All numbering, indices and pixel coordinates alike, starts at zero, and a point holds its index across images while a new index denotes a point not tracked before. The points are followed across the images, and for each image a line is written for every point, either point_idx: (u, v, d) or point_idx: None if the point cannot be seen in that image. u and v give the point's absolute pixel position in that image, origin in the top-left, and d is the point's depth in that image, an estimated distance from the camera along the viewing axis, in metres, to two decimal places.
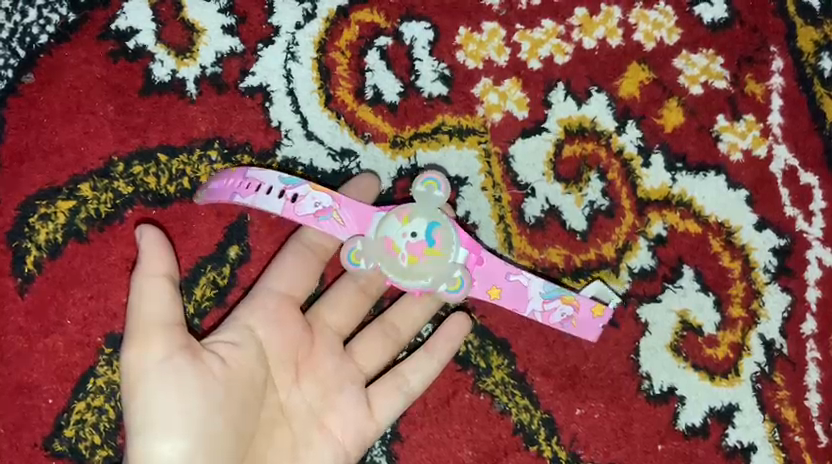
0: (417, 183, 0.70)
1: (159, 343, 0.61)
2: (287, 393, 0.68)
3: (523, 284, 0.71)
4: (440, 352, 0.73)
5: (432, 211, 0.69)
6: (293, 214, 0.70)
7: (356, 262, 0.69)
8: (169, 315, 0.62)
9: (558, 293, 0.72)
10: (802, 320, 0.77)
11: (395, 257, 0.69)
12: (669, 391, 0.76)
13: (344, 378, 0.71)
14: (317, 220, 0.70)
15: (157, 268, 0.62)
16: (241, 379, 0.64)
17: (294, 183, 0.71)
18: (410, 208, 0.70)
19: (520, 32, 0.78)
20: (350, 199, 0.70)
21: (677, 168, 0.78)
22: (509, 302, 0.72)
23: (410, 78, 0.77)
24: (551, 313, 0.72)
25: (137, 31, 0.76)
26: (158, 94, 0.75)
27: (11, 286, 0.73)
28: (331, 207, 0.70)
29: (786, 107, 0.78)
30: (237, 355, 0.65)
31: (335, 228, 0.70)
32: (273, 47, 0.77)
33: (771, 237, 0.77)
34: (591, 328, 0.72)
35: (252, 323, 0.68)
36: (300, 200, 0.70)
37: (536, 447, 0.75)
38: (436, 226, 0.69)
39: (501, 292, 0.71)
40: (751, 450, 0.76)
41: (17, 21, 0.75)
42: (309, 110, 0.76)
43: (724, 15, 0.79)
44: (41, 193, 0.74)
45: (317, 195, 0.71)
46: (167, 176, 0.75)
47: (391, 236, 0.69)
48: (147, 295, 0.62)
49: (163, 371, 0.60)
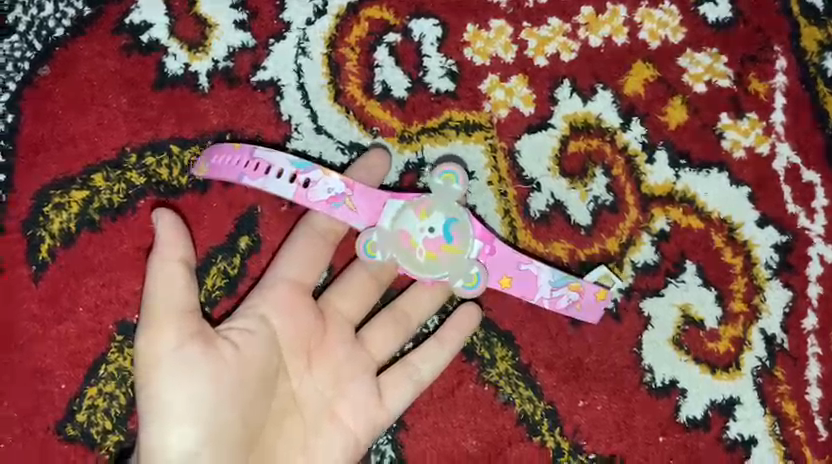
0: (436, 177, 0.71)
1: (171, 331, 0.62)
2: (299, 381, 0.69)
3: (534, 273, 0.73)
4: (451, 343, 0.74)
5: (450, 205, 0.71)
6: (305, 199, 0.71)
7: (371, 253, 0.70)
8: (182, 301, 0.63)
9: (566, 281, 0.73)
10: (803, 316, 0.78)
11: (413, 251, 0.70)
12: (670, 384, 0.77)
13: (356, 366, 0.73)
14: (329, 206, 0.72)
15: (174, 253, 0.63)
16: (252, 368, 0.65)
17: (306, 167, 0.72)
18: (428, 202, 0.71)
19: (527, 30, 0.79)
20: (362, 186, 0.72)
21: (681, 165, 0.79)
22: (520, 291, 0.73)
23: (418, 74, 0.78)
24: (558, 300, 0.73)
25: (150, 26, 0.77)
26: (170, 88, 0.77)
27: (25, 274, 0.75)
28: (343, 194, 0.72)
29: (789, 106, 0.80)
30: (251, 343, 0.66)
31: (346, 214, 0.72)
32: (284, 42, 0.78)
33: (772, 233, 0.78)
34: (594, 312, 0.74)
35: (266, 311, 0.70)
36: (313, 186, 0.72)
37: (539, 438, 0.76)
38: (454, 222, 0.70)
39: (512, 281, 0.73)
40: (751, 443, 0.77)
41: (33, 14, 0.77)
42: (319, 104, 0.78)
43: (728, 14, 0.80)
44: (55, 183, 0.75)
45: (330, 181, 0.72)
46: (179, 167, 0.76)
47: (408, 230, 0.70)
48: (162, 280, 0.63)
49: (174, 361, 0.61)
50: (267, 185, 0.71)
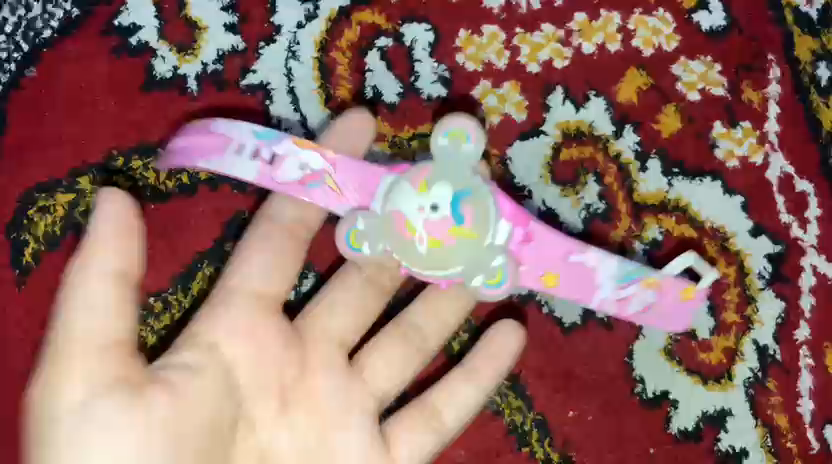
0: (440, 135, 0.62)
1: (77, 377, 0.53)
2: (273, 428, 0.65)
3: (587, 269, 0.67)
4: (481, 376, 0.72)
5: (457, 170, 0.62)
6: (272, 179, 0.67)
7: (356, 245, 0.65)
8: (109, 327, 0.55)
9: (638, 276, 0.67)
10: (796, 327, 0.77)
11: (411, 239, 0.62)
12: (661, 395, 0.76)
13: (348, 406, 0.69)
14: (302, 186, 0.67)
15: (95, 271, 0.56)
16: (195, 408, 0.58)
17: (272, 142, 0.67)
18: (430, 171, 0.62)
19: (520, 36, 0.79)
20: (342, 161, 0.67)
21: (674, 173, 0.78)
22: (569, 290, 0.67)
23: (410, 79, 0.78)
24: (625, 302, 0.68)
25: (139, 28, 0.77)
26: (160, 90, 0.76)
27: (8, 277, 0.74)
28: (320, 172, 0.67)
29: (782, 116, 0.79)
30: (190, 388, 0.58)
31: (320, 194, 0.67)
32: (274, 46, 0.77)
33: (766, 244, 0.78)
34: (684, 315, 0.70)
35: (220, 339, 0.64)
36: (280, 162, 0.67)
37: (528, 448, 0.75)
38: (464, 195, 0.62)
39: (556, 278, 0.67)
40: (743, 456, 0.76)
41: (21, 15, 0.76)
42: (308, 109, 0.77)
43: (722, 23, 0.80)
44: (40, 185, 0.74)
45: (301, 157, 0.67)
46: (166, 171, 0.75)
47: (402, 211, 0.62)
48: (86, 297, 0.55)
49: (76, 422, 0.52)
50: (230, 161, 0.68)
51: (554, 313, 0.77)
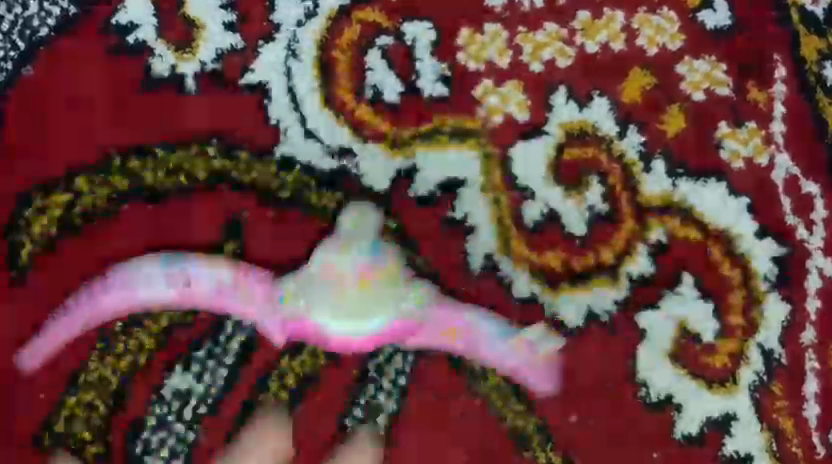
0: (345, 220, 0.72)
1: None
2: None
3: (478, 330, 0.72)
4: None
5: (364, 233, 0.70)
6: (131, 296, 0.71)
7: (286, 302, 0.70)
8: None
9: (512, 335, 0.73)
10: (802, 330, 0.76)
11: (331, 282, 0.68)
12: (666, 399, 0.75)
13: None
14: (162, 274, 0.70)
15: None
16: None
17: (137, 265, 0.71)
18: (342, 239, 0.70)
19: (523, 34, 0.78)
20: (197, 261, 0.71)
21: (679, 174, 0.77)
22: (467, 340, 0.72)
23: (411, 78, 0.77)
24: (504, 358, 0.73)
25: (137, 26, 0.75)
26: (158, 89, 0.75)
27: (5, 279, 0.72)
28: (182, 268, 0.70)
29: (788, 115, 0.78)
30: None
31: (184, 270, 0.70)
32: (273, 44, 0.76)
33: (771, 245, 0.77)
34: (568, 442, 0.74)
35: None
36: (137, 278, 0.71)
37: (530, 453, 0.74)
38: (376, 244, 0.70)
39: (459, 333, 0.72)
40: (748, 460, 0.75)
41: (18, 13, 0.75)
42: (308, 108, 0.76)
43: (728, 22, 0.79)
44: (38, 187, 0.73)
45: (152, 271, 0.71)
46: (164, 171, 0.74)
47: (327, 260, 0.69)
48: None
49: None
50: (89, 292, 0.71)
51: (557, 315, 0.76)
